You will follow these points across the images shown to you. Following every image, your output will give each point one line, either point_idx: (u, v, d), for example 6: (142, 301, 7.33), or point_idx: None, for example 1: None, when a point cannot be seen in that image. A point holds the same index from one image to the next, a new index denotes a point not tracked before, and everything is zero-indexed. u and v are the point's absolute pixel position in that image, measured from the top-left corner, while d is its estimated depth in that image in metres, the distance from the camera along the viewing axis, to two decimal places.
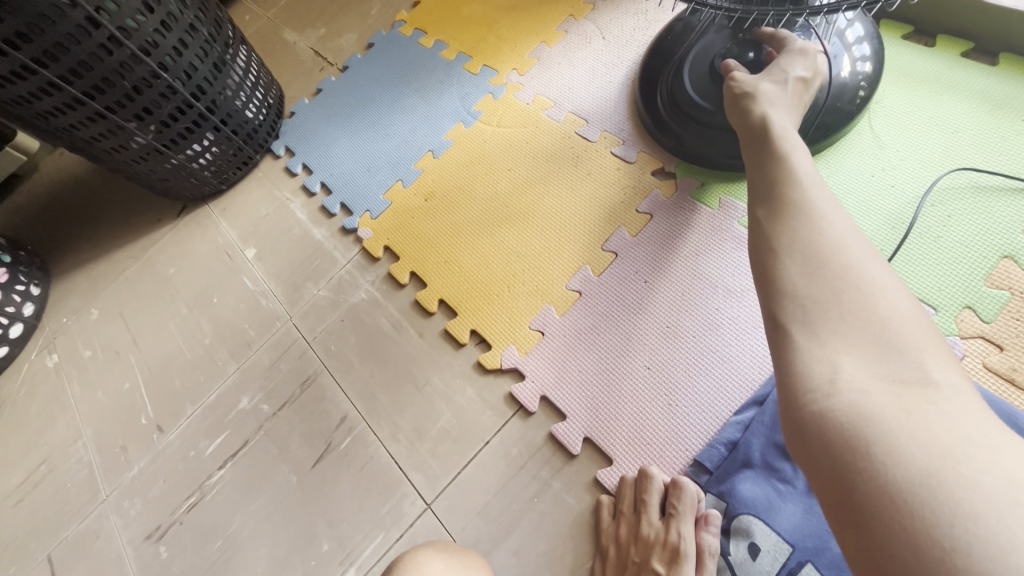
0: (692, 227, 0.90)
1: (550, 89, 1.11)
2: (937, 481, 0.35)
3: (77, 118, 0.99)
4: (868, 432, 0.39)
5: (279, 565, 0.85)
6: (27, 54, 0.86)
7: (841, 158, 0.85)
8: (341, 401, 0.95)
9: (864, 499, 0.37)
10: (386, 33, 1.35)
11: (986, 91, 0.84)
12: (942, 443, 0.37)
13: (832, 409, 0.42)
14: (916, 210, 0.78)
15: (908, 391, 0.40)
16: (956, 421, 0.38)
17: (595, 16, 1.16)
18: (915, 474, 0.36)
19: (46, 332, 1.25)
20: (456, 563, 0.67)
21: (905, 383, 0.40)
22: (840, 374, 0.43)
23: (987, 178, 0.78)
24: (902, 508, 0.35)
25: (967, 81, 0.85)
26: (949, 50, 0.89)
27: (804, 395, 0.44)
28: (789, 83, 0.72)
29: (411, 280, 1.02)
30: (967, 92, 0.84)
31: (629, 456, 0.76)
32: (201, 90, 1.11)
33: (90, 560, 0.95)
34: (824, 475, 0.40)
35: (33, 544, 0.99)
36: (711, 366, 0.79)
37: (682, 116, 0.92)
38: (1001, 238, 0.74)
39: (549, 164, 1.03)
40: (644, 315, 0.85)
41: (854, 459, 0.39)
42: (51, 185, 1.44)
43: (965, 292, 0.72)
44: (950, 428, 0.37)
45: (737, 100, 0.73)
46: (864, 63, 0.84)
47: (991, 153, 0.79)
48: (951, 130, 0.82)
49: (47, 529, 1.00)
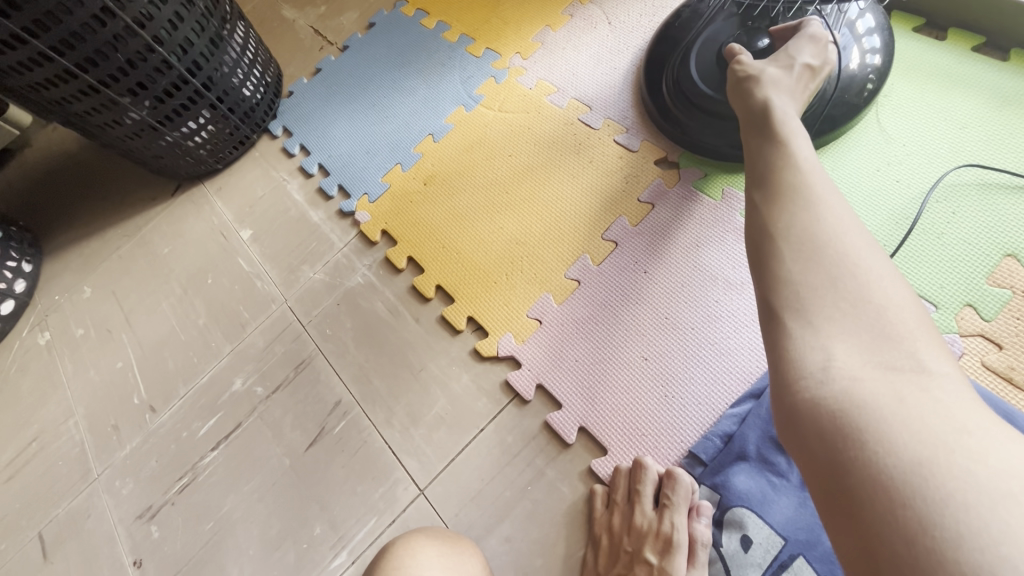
0: (693, 217, 0.89)
1: (554, 75, 1.09)
2: (930, 470, 0.35)
3: (70, 91, 0.97)
4: (860, 420, 0.39)
5: (271, 548, 0.85)
6: (17, 23, 0.84)
7: (847, 151, 0.84)
8: (336, 385, 0.94)
9: (855, 488, 0.37)
10: (388, 13, 1.33)
11: (996, 86, 0.82)
12: (934, 432, 0.36)
13: (825, 397, 0.41)
14: (920, 206, 0.77)
15: (901, 377, 0.40)
16: (950, 409, 0.38)
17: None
18: (907, 464, 0.35)
19: (38, 309, 1.24)
20: (447, 550, 0.66)
21: (900, 371, 0.40)
22: (833, 362, 0.42)
23: (993, 175, 0.77)
24: (894, 497, 0.35)
25: (977, 76, 0.84)
26: (959, 44, 0.87)
27: (798, 381, 0.43)
28: (797, 69, 0.71)
29: (408, 265, 1.01)
30: (976, 88, 0.83)
31: (624, 446, 0.76)
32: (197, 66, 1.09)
33: (81, 539, 0.95)
34: (817, 464, 0.40)
35: (24, 522, 0.99)
36: (708, 358, 0.79)
37: (687, 104, 0.91)
38: (1004, 236, 0.73)
39: (550, 150, 1.01)
40: (643, 306, 0.84)
41: (846, 447, 0.38)
42: (43, 161, 1.42)
43: (966, 290, 0.71)
44: (942, 414, 0.37)
45: (740, 83, 0.72)
46: (873, 55, 0.83)
47: (998, 150, 0.78)
48: (959, 125, 0.81)
49: (39, 507, 1.00)
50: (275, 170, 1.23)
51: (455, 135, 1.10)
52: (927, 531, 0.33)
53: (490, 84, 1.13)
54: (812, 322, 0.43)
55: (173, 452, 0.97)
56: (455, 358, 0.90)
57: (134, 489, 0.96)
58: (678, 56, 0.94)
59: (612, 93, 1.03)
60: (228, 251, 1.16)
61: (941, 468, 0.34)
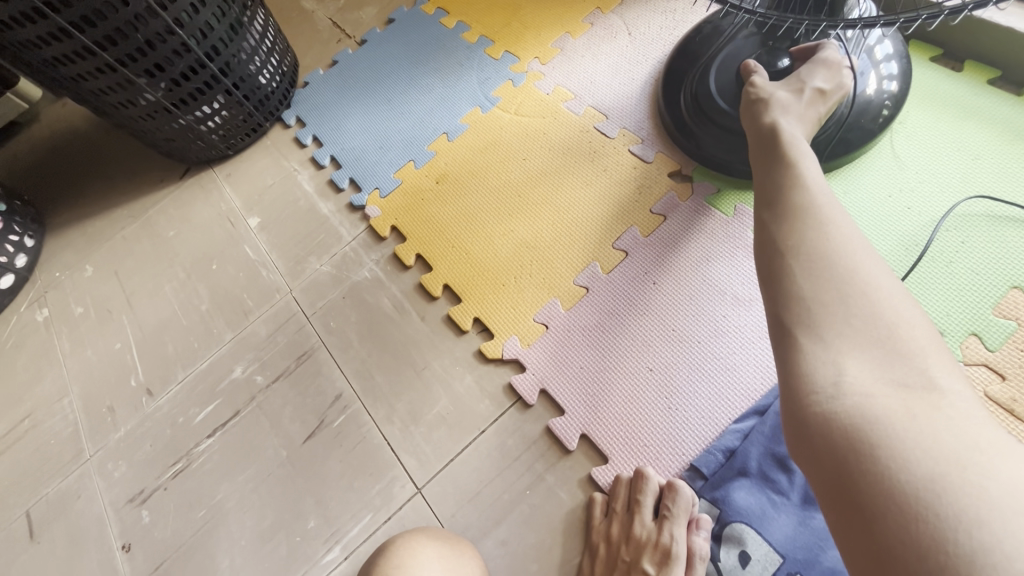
0: (705, 232, 0.89)
1: (571, 81, 1.10)
2: (942, 485, 0.35)
3: (86, 68, 0.96)
4: (872, 434, 0.39)
5: (264, 539, 0.84)
6: None
7: (859, 175, 0.85)
8: (337, 379, 0.94)
9: (866, 499, 0.37)
10: (408, 9, 1.33)
11: (1009, 121, 0.83)
12: (952, 453, 0.36)
13: (836, 412, 0.41)
14: (931, 234, 0.78)
15: (913, 398, 0.40)
16: (960, 427, 0.38)
17: (621, 10, 1.15)
18: (919, 479, 0.36)
19: (38, 286, 1.22)
20: (449, 552, 0.66)
21: (910, 389, 0.40)
22: (844, 378, 0.42)
23: (1002, 207, 0.78)
24: (910, 512, 0.35)
25: (991, 109, 0.85)
26: (975, 76, 0.88)
27: (809, 397, 0.43)
28: (805, 92, 0.72)
29: (417, 263, 1.01)
30: (990, 121, 0.84)
31: (625, 456, 0.76)
32: (216, 51, 1.09)
33: (69, 519, 0.94)
34: (828, 475, 0.40)
35: (12, 500, 0.98)
36: (713, 373, 0.79)
37: (704, 118, 0.91)
38: (1012, 268, 0.74)
39: (564, 156, 1.02)
40: (651, 317, 0.85)
41: (859, 460, 0.38)
42: (52, 137, 1.41)
43: (972, 319, 0.72)
44: (956, 433, 0.37)
45: (750, 105, 0.73)
46: (890, 82, 0.84)
47: (1009, 183, 0.79)
48: (971, 156, 0.82)
49: (28, 486, 0.99)
50: (285, 159, 1.22)
51: (470, 136, 1.10)
52: (937, 545, 0.33)
53: (507, 87, 1.13)
54: (821, 341, 0.44)
55: (169, 436, 0.97)
56: (460, 359, 0.89)
57: (127, 472, 0.95)
58: (697, 71, 0.95)
59: (629, 103, 1.04)
60: (235, 238, 1.15)
61: (952, 491, 0.35)
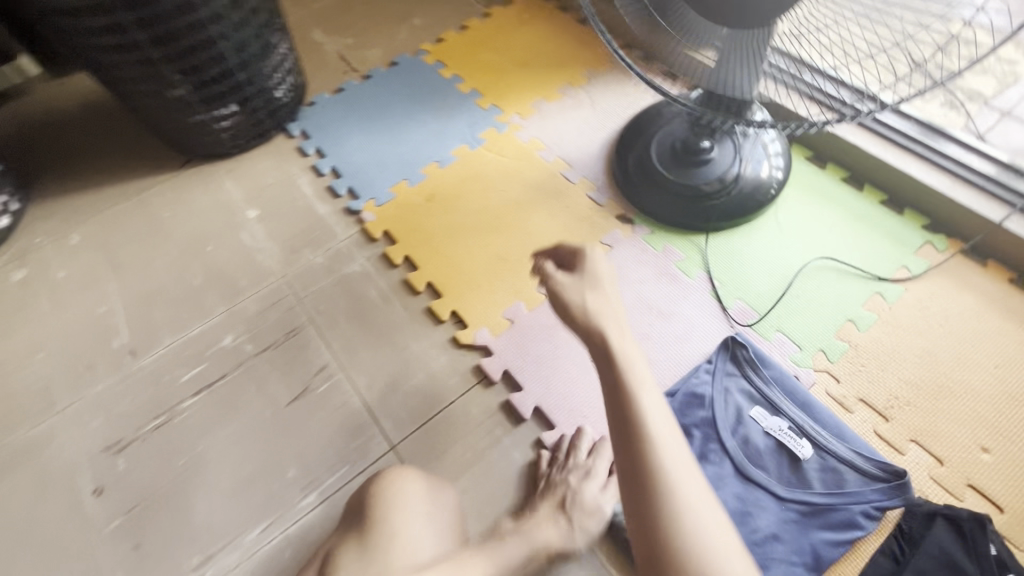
0: (641, 260, 1.13)
1: (545, 136, 1.35)
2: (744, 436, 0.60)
3: (132, 59, 1.14)
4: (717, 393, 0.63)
5: (242, 485, 0.93)
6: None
7: (753, 233, 1.14)
8: (324, 352, 1.06)
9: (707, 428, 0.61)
10: (410, 57, 1.56)
11: (853, 206, 1.17)
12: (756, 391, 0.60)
13: None
14: (798, 279, 1.08)
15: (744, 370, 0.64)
16: None
17: (588, 88, 1.44)
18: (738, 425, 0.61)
19: (16, 248, 1.26)
20: (422, 481, 0.80)
21: None
22: None
23: (845, 264, 1.09)
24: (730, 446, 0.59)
25: (843, 197, 1.18)
26: (833, 172, 1.22)
27: None
28: None
29: (403, 263, 1.18)
30: (841, 204, 1.17)
31: (568, 423, 0.95)
32: (244, 64, 1.27)
33: (36, 465, 0.97)
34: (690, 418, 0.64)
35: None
36: (640, 364, 1.01)
37: (645, 178, 1.18)
38: (849, 307, 1.04)
39: (536, 192, 1.25)
40: (594, 314, 1.07)
41: None
42: (45, 111, 1.47)
43: (820, 340, 1.01)
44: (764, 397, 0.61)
45: None
46: (778, 170, 1.16)
47: (851, 248, 1.11)
48: (827, 227, 1.14)
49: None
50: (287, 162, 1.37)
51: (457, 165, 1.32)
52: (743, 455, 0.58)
53: (494, 130, 1.37)
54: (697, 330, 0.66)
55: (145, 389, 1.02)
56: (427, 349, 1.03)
57: (106, 424, 1.01)
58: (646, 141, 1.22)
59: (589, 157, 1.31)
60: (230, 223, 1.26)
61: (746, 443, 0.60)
